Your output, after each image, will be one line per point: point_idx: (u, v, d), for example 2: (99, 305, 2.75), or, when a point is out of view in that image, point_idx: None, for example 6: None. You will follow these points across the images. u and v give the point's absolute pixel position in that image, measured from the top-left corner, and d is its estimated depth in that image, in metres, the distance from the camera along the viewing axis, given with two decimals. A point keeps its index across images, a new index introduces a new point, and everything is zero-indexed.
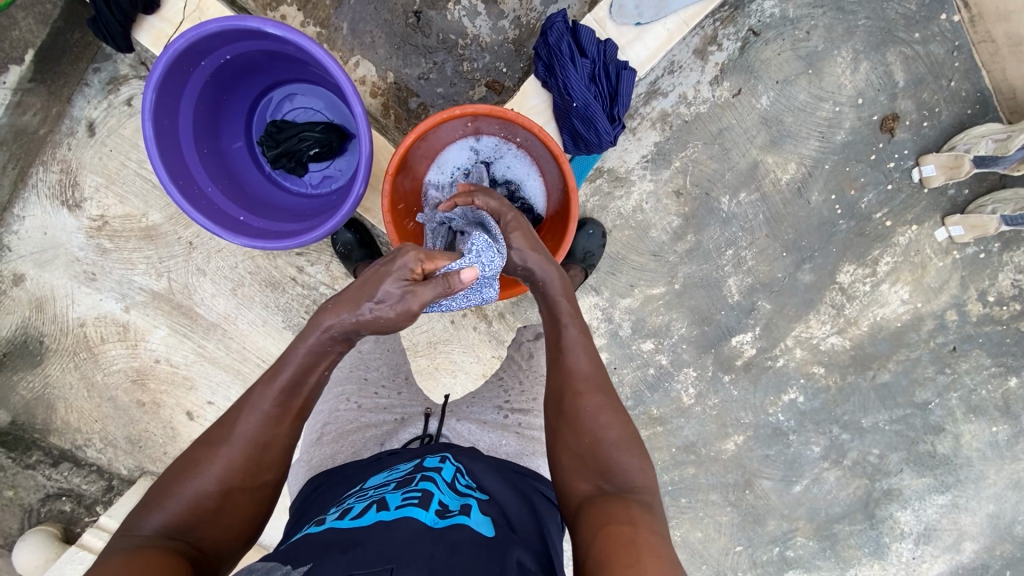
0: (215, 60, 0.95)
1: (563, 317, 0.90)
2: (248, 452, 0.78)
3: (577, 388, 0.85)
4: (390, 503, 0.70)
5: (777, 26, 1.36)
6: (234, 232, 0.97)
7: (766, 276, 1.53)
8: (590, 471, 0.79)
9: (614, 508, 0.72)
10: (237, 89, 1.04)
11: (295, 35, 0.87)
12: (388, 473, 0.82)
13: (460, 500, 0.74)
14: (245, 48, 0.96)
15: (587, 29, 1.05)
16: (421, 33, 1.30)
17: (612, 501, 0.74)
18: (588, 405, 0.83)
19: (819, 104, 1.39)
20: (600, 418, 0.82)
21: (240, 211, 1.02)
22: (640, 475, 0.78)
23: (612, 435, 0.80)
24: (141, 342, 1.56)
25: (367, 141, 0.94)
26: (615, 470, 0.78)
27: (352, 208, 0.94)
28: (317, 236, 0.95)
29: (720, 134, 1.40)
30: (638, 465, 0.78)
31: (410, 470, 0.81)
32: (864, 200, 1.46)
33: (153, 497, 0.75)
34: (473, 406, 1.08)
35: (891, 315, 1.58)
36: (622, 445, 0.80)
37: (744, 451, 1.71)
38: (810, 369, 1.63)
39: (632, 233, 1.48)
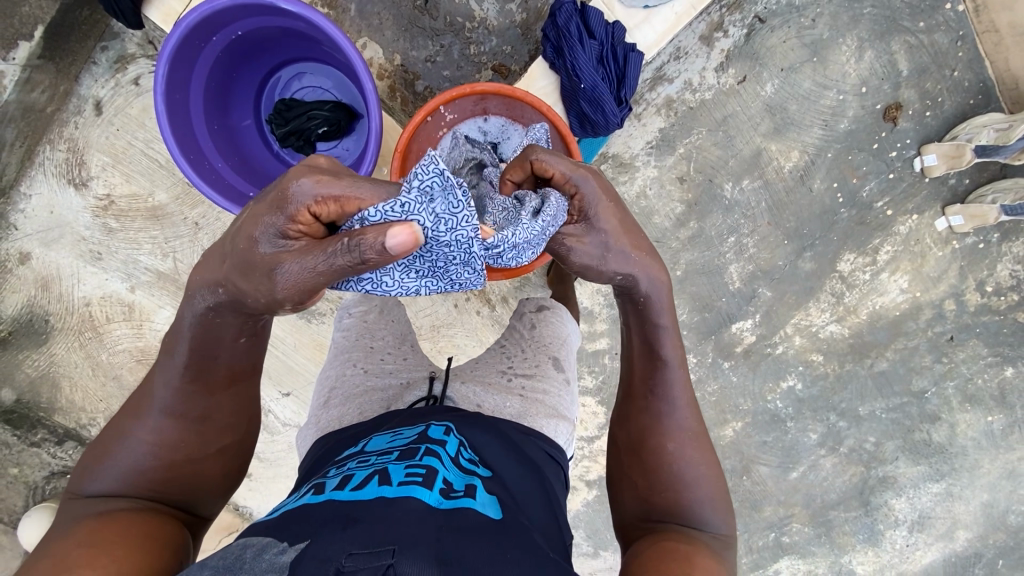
0: (226, 36, 0.95)
1: (668, 363, 0.87)
2: (182, 421, 0.80)
3: (671, 433, 0.87)
4: (394, 478, 0.70)
5: (783, 13, 1.37)
6: (241, 207, 0.98)
7: (767, 263, 1.54)
8: (663, 506, 0.84)
9: (674, 533, 0.79)
10: (245, 66, 1.05)
11: (307, 10, 0.87)
12: (392, 439, 0.82)
13: (465, 479, 0.74)
14: (256, 24, 0.96)
15: (596, 11, 1.06)
16: (428, 15, 1.30)
17: (674, 530, 0.81)
18: (681, 454, 0.86)
19: (823, 92, 1.40)
20: (689, 465, 0.85)
21: (248, 188, 1.03)
22: (723, 527, 0.84)
23: (699, 484, 0.85)
24: (146, 322, 1.57)
25: (377, 116, 0.94)
26: (692, 515, 0.83)
27: None
28: None
29: (724, 121, 1.41)
30: (713, 514, 0.84)
31: (414, 440, 0.81)
32: (865, 188, 1.47)
33: (92, 459, 0.79)
34: (475, 370, 1.06)
35: (890, 303, 1.59)
36: (704, 493, 0.84)
37: (742, 437, 1.74)
38: (809, 356, 1.65)
39: (635, 219, 1.49)
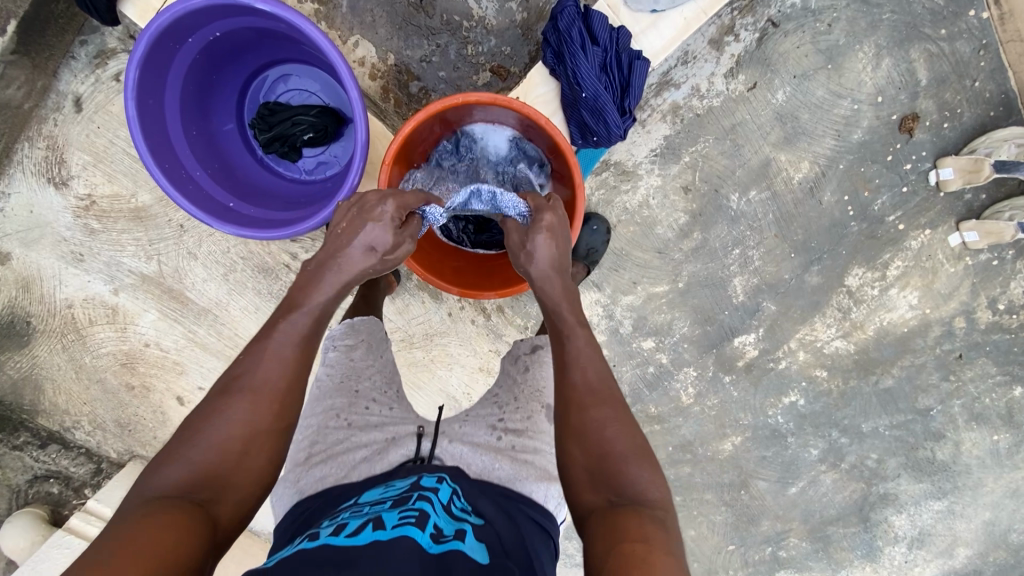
0: (203, 36, 0.89)
1: (568, 330, 0.87)
2: (271, 402, 0.77)
3: (583, 400, 0.81)
4: (387, 521, 0.67)
5: (798, 17, 1.30)
6: (222, 219, 0.93)
7: (773, 277, 1.49)
8: (599, 483, 0.75)
9: (628, 521, 0.69)
10: (227, 68, 0.99)
11: (286, 11, 0.81)
12: (384, 490, 0.81)
13: (455, 524, 0.71)
14: (236, 23, 0.90)
15: (599, 15, 1.00)
16: (424, 13, 1.24)
17: (623, 512, 0.71)
18: (596, 418, 0.79)
19: (837, 101, 1.34)
20: (607, 429, 0.78)
21: (230, 198, 0.97)
22: (652, 487, 0.74)
23: (620, 445, 0.77)
24: (130, 326, 1.53)
25: (364, 129, 0.88)
26: (627, 484, 0.74)
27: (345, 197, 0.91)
28: (310, 226, 0.91)
29: (733, 129, 1.35)
30: (648, 476, 0.75)
31: (407, 489, 0.79)
32: (877, 202, 1.41)
33: (169, 446, 0.72)
34: (465, 425, 1.00)
35: (897, 320, 1.54)
36: (629, 454, 0.77)
37: (741, 452, 1.69)
38: (812, 372, 1.60)
39: (636, 229, 1.44)
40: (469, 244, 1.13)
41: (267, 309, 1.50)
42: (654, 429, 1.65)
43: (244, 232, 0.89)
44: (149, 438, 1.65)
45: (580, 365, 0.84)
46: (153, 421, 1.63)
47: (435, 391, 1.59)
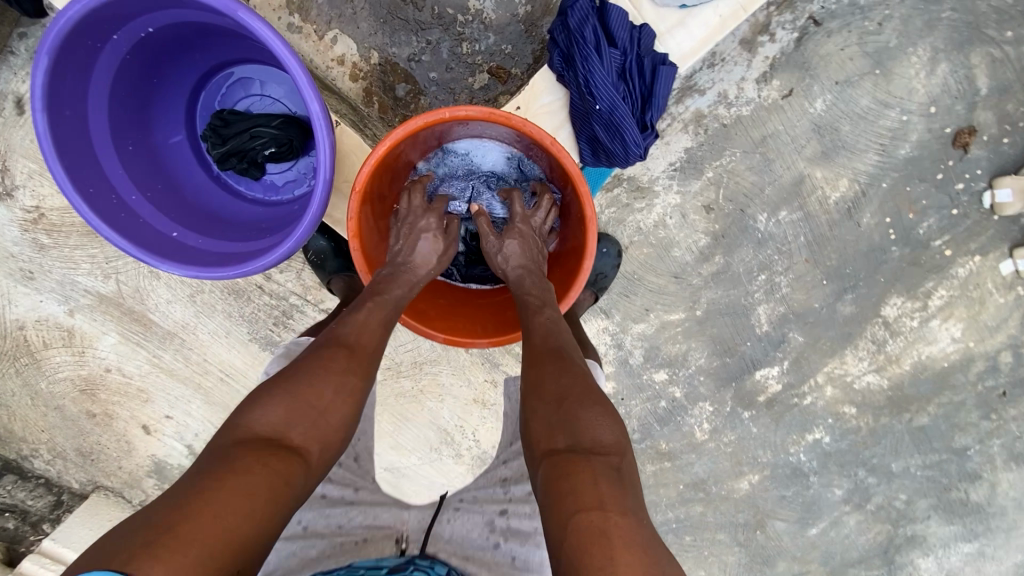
0: (133, 33, 0.75)
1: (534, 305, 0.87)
2: (361, 359, 0.80)
3: (539, 357, 0.82)
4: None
5: (843, 15, 1.14)
6: (161, 253, 0.78)
7: (801, 305, 1.33)
8: (555, 433, 0.73)
9: (578, 469, 0.67)
10: (170, 71, 0.86)
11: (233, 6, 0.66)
12: (376, 561, 0.89)
13: None
14: (173, 18, 0.77)
15: (619, 11, 0.85)
16: (413, 5, 1.08)
17: (575, 461, 0.69)
18: (547, 371, 0.80)
19: (883, 112, 1.17)
20: (560, 378, 0.79)
21: (174, 226, 0.83)
22: (608, 431, 0.73)
23: (575, 390, 0.77)
24: (88, 350, 1.38)
25: (326, 151, 0.73)
26: (582, 431, 0.72)
27: (308, 231, 0.76)
28: (265, 265, 0.76)
29: (763, 141, 1.19)
30: (601, 419, 0.74)
31: (401, 561, 0.88)
32: (922, 225, 1.26)
33: (271, 385, 0.74)
34: (455, 524, 0.95)
35: (937, 354, 1.39)
36: (585, 399, 0.76)
37: (758, 490, 1.55)
38: (840, 409, 1.45)
39: (651, 251, 1.28)
40: (459, 279, 1.06)
41: (238, 334, 1.36)
42: (664, 466, 1.51)
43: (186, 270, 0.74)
44: (114, 468, 1.52)
45: (542, 329, 0.84)
46: (117, 451, 1.50)
47: (426, 422, 1.46)
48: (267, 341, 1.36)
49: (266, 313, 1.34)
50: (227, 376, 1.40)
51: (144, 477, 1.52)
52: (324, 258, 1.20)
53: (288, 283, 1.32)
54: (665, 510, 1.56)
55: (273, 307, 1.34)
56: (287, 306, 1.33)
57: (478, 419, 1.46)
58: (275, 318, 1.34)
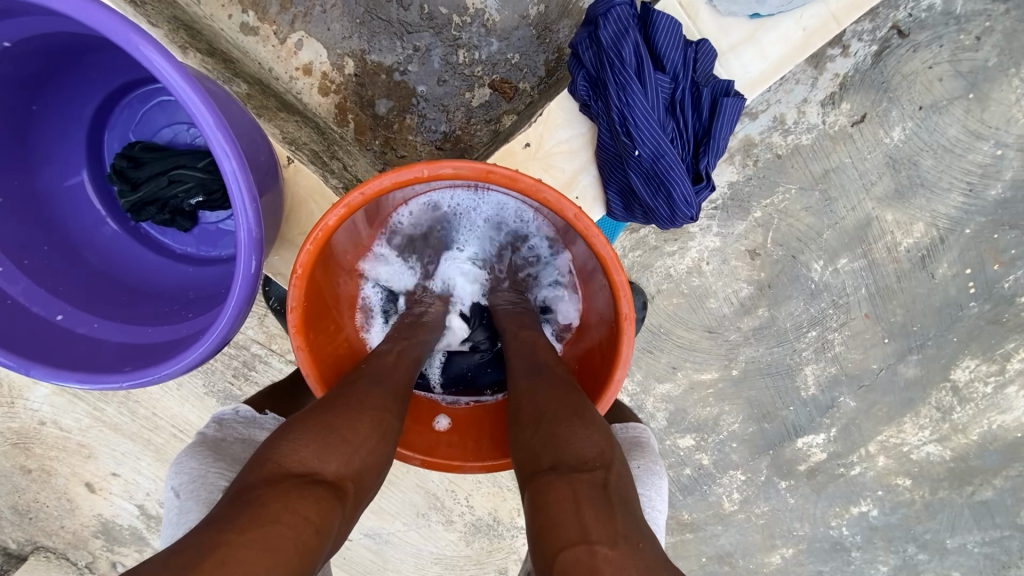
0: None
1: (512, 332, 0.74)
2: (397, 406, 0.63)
3: (518, 380, 0.66)
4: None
5: (934, 24, 0.91)
6: (45, 347, 0.61)
7: (856, 366, 1.13)
8: (534, 459, 0.56)
9: (555, 497, 0.50)
10: (58, 97, 0.68)
11: (108, 21, 0.46)
12: None
13: None
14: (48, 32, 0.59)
15: (669, 21, 0.64)
16: (397, 3, 0.86)
17: (552, 486, 0.51)
18: (525, 390, 0.64)
19: (975, 144, 0.96)
20: (539, 394, 0.62)
21: (72, 302, 0.66)
22: (590, 445, 0.54)
23: (552, 404, 0.59)
24: (19, 400, 1.18)
25: (250, 222, 0.53)
26: (561, 448, 0.54)
27: (231, 329, 0.56)
28: (173, 372, 0.58)
29: (825, 176, 0.98)
30: (585, 429, 0.56)
31: None
32: (1009, 277, 1.05)
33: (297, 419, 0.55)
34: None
35: (1011, 423, 1.19)
36: (563, 416, 0.58)
37: (791, 565, 1.35)
38: (892, 480, 1.25)
39: (682, 301, 1.07)
40: (439, 389, 0.81)
41: (193, 386, 1.16)
42: (685, 537, 1.32)
43: (74, 376, 0.57)
44: (56, 527, 1.33)
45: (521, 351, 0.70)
46: (58, 510, 1.31)
47: (412, 486, 1.27)
48: (227, 395, 1.16)
49: (224, 363, 1.13)
50: (180, 432, 1.20)
51: (91, 537, 1.34)
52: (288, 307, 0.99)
53: (249, 330, 1.11)
54: None
55: (231, 357, 1.13)
56: (248, 356, 1.13)
57: (472, 483, 1.27)
58: (235, 369, 1.14)
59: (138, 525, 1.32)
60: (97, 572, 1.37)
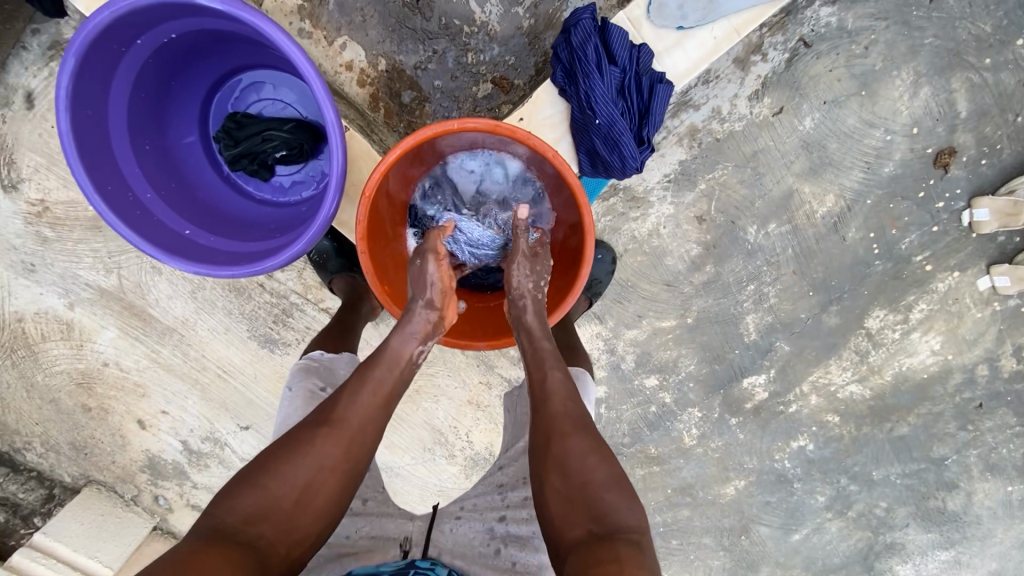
0: (157, 38, 0.81)
1: (548, 364, 0.85)
2: (343, 438, 0.77)
3: (561, 429, 0.81)
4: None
5: (832, 37, 1.21)
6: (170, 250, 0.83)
7: (788, 316, 1.38)
8: (579, 517, 0.74)
9: (604, 550, 0.68)
10: (187, 72, 0.90)
11: (261, 22, 0.71)
12: (377, 566, 0.84)
13: None
14: (196, 26, 0.82)
15: (619, 32, 0.91)
16: (420, 15, 1.11)
17: (600, 544, 0.70)
18: (571, 447, 0.78)
19: (869, 131, 1.24)
20: (586, 459, 0.78)
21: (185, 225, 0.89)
22: (632, 516, 0.74)
23: (599, 475, 0.77)
24: (87, 344, 1.39)
25: (340, 155, 0.78)
26: (604, 512, 0.74)
27: (320, 229, 0.82)
28: (279, 262, 0.82)
29: (754, 156, 1.25)
30: (625, 504, 0.75)
31: (402, 566, 0.84)
32: (905, 240, 1.31)
33: (242, 479, 0.74)
34: (460, 526, 0.94)
35: (917, 366, 1.43)
36: (610, 485, 0.76)
37: (743, 496, 1.57)
38: (824, 417, 1.49)
39: (645, 259, 1.33)
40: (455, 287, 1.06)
41: (238, 331, 1.38)
42: (654, 470, 1.52)
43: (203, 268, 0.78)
44: (108, 462, 1.51)
45: (561, 394, 0.83)
46: (111, 445, 1.49)
47: (421, 423, 1.48)
48: (267, 338, 1.38)
49: (266, 310, 1.36)
50: (224, 372, 1.41)
51: (138, 472, 1.51)
52: (326, 258, 1.22)
53: (289, 282, 1.35)
54: (652, 513, 1.58)
55: (272, 305, 1.36)
56: (287, 304, 1.36)
57: (471, 420, 1.48)
58: (275, 316, 1.36)
59: (181, 460, 1.50)
60: (141, 505, 1.53)
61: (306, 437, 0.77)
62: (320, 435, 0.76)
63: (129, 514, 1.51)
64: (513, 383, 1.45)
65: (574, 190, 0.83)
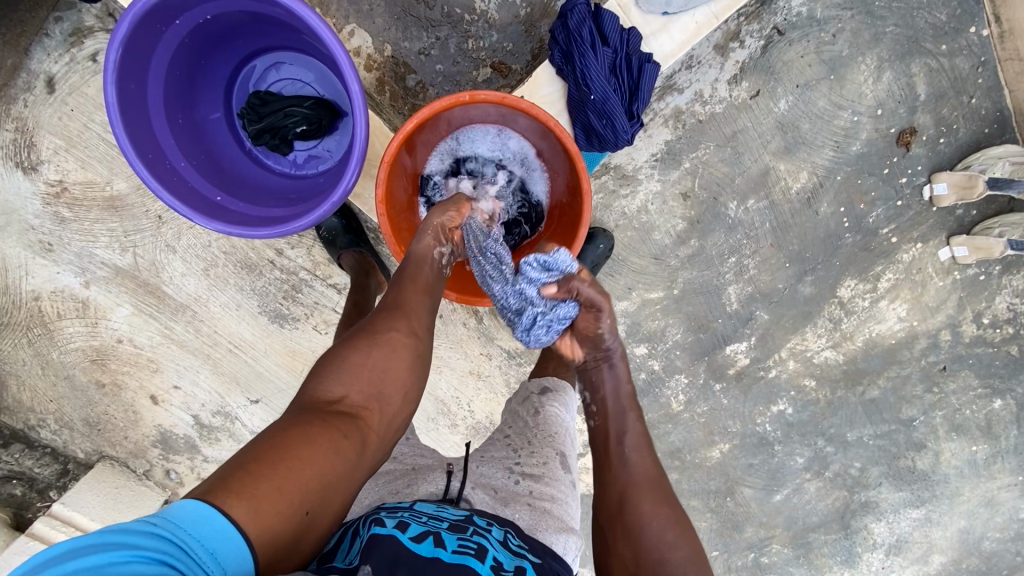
0: (192, 19, 0.92)
1: (624, 414, 0.93)
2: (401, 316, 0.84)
3: (641, 491, 0.84)
4: (448, 544, 0.71)
5: (803, 26, 1.35)
6: (205, 212, 0.95)
7: (766, 286, 1.48)
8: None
9: None
10: (214, 55, 1.01)
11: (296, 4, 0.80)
12: (439, 508, 0.82)
13: (514, 560, 0.75)
14: (225, 8, 0.93)
15: (610, 15, 1.02)
16: (424, 4, 1.20)
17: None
18: (650, 512, 0.81)
19: (838, 112, 1.38)
20: (665, 530, 0.80)
21: (215, 191, 1.00)
22: None
23: (674, 547, 0.79)
24: (101, 321, 1.44)
25: (363, 125, 0.85)
26: None
27: (343, 196, 0.89)
28: (304, 224, 0.90)
29: (733, 136, 1.38)
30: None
31: (463, 517, 0.81)
32: (872, 214, 1.43)
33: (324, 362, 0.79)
34: (483, 467, 1.00)
35: (886, 332, 1.53)
36: (686, 560, 0.78)
37: (728, 459, 1.61)
38: (801, 381, 1.56)
39: (634, 234, 1.43)
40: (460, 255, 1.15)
41: (249, 306, 1.44)
42: None
43: (234, 225, 0.89)
44: (120, 439, 1.51)
45: (639, 454, 0.88)
46: (124, 420, 1.50)
47: (425, 393, 1.55)
48: (277, 313, 1.45)
49: (277, 287, 1.43)
50: (235, 347, 1.47)
51: (150, 447, 1.52)
52: (335, 234, 1.30)
53: (299, 259, 1.42)
54: None
55: (283, 282, 1.43)
56: (296, 280, 1.43)
57: (473, 390, 1.55)
58: (285, 292, 1.44)
59: (192, 434, 1.51)
60: (153, 479, 1.53)
61: (371, 326, 0.82)
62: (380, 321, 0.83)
63: (142, 488, 1.50)
64: (511, 354, 1.53)
65: (572, 156, 0.95)
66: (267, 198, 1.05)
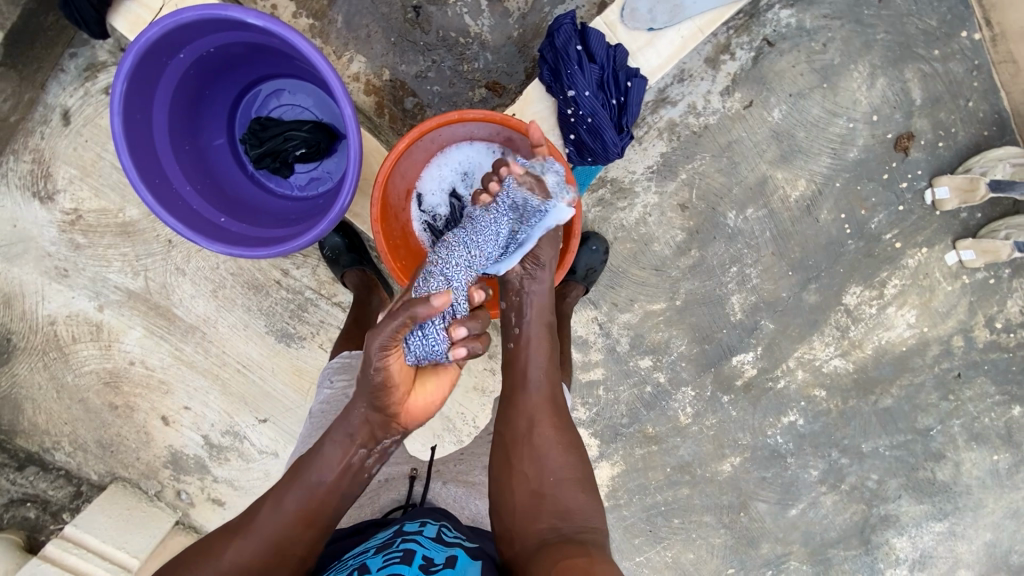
0: (194, 52, 0.96)
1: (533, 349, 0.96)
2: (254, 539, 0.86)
3: (541, 421, 0.92)
4: (373, 565, 0.78)
5: (792, 37, 1.36)
6: (207, 233, 0.99)
7: (771, 295, 1.47)
8: (541, 511, 0.86)
9: (568, 549, 0.80)
10: (217, 85, 1.06)
11: (294, 32, 0.84)
12: (371, 542, 0.91)
13: (444, 554, 0.83)
14: (225, 41, 0.97)
15: (596, 32, 1.06)
16: (420, 29, 1.25)
17: (564, 543, 0.81)
18: (546, 441, 0.90)
19: (833, 120, 1.39)
20: (557, 452, 0.90)
21: (218, 214, 1.04)
22: (593, 516, 0.87)
23: (567, 472, 0.89)
24: (115, 343, 1.47)
25: (357, 143, 0.88)
26: (569, 509, 0.86)
27: (341, 212, 0.91)
28: (303, 243, 0.93)
29: (729, 146, 1.39)
30: (587, 505, 0.87)
31: (391, 535, 0.89)
32: (874, 220, 1.42)
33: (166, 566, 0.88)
34: None
35: (896, 338, 1.50)
36: (576, 483, 0.89)
37: (740, 473, 1.58)
38: (811, 392, 1.53)
39: (633, 246, 1.44)
40: None
41: (256, 326, 1.47)
42: (652, 449, 1.56)
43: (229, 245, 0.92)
44: (131, 460, 1.53)
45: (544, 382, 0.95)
46: (136, 442, 1.52)
47: None
48: (283, 333, 1.47)
49: (283, 306, 1.46)
50: (243, 367, 1.49)
51: (161, 468, 1.53)
52: (338, 253, 1.33)
53: (304, 279, 1.46)
54: (652, 493, 1.58)
55: (289, 301, 1.46)
56: (303, 299, 1.46)
57: None
58: (291, 311, 1.47)
59: (202, 455, 1.52)
60: (165, 500, 1.54)
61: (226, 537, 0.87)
62: (234, 544, 0.86)
63: (153, 509, 1.52)
64: None
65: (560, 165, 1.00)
66: (272, 218, 1.10)
